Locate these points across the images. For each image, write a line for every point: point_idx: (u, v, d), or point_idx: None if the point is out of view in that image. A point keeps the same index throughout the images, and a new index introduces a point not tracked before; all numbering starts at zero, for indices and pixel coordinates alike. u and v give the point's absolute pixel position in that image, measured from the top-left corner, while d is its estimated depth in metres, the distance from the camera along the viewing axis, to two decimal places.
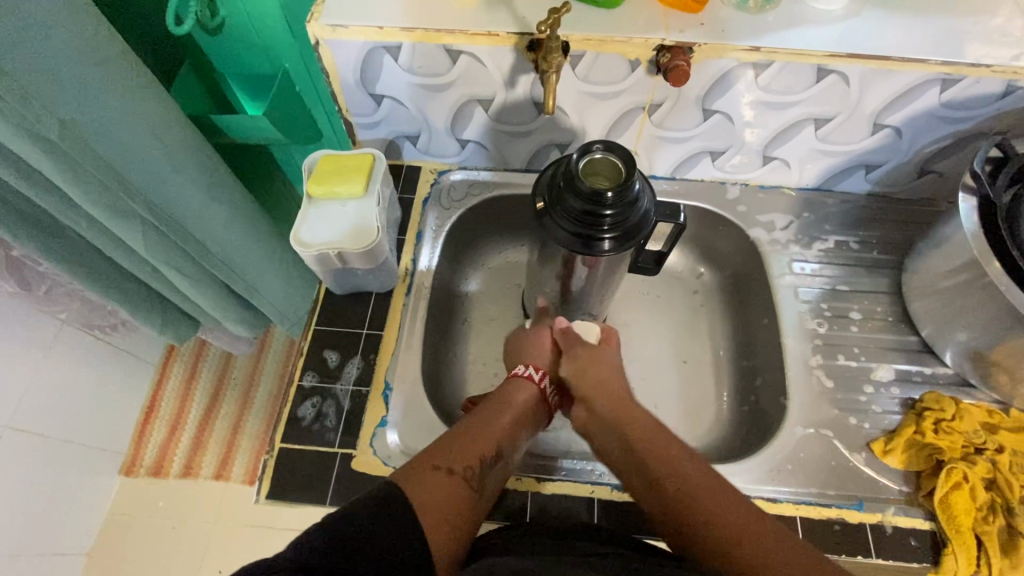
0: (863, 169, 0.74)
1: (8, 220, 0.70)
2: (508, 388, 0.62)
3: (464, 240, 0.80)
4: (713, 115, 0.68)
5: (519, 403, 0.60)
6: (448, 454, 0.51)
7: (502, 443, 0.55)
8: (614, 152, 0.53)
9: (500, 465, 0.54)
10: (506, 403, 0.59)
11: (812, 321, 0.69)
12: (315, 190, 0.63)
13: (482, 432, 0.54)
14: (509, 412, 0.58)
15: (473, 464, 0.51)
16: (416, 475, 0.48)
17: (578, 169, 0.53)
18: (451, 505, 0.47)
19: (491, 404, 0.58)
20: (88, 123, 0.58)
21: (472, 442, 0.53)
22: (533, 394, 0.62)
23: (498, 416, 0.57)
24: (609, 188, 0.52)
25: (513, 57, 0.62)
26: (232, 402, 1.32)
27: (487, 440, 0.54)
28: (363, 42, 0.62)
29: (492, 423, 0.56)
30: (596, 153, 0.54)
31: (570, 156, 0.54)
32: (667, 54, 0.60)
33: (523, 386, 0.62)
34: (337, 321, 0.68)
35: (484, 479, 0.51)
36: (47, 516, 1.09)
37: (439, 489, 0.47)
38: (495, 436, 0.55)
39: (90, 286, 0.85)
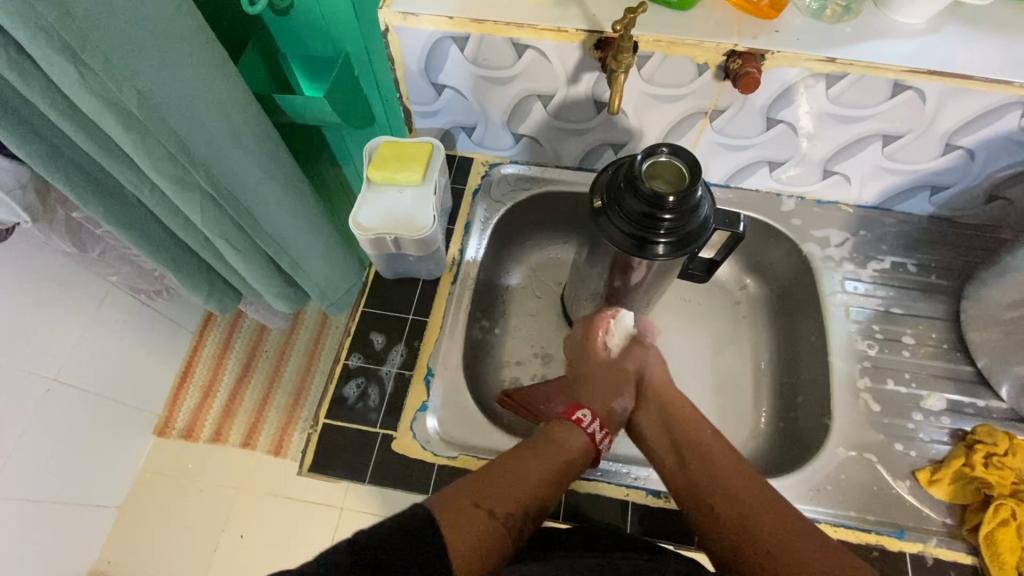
0: (928, 190, 0.72)
1: (79, 182, 0.74)
2: (563, 432, 0.58)
3: (511, 233, 0.80)
4: (776, 125, 0.67)
5: (572, 453, 0.57)
6: (492, 494, 0.50)
7: (546, 497, 0.53)
8: (680, 157, 0.52)
9: (541, 513, 0.53)
10: (558, 447, 0.57)
11: (861, 342, 0.68)
12: (374, 175, 0.64)
13: (527, 480, 0.53)
14: (560, 461, 0.56)
15: (513, 509, 0.50)
16: (457, 511, 0.47)
17: (641, 172, 0.52)
18: (489, 548, 0.47)
19: (539, 450, 0.56)
20: (162, 95, 0.60)
21: (516, 487, 0.52)
22: (588, 444, 0.59)
23: (546, 467, 0.54)
24: (671, 192, 0.51)
25: (578, 55, 0.61)
26: (263, 373, 1.36)
27: (527, 489, 0.52)
28: (431, 31, 0.62)
29: (539, 473, 0.54)
30: (661, 156, 0.53)
31: (635, 159, 0.53)
32: (738, 60, 0.58)
33: (573, 433, 0.59)
34: (383, 304, 0.69)
35: (524, 527, 0.50)
36: (86, 466, 1.15)
37: (478, 533, 0.47)
38: (538, 486, 0.53)
39: (145, 253, 0.89)
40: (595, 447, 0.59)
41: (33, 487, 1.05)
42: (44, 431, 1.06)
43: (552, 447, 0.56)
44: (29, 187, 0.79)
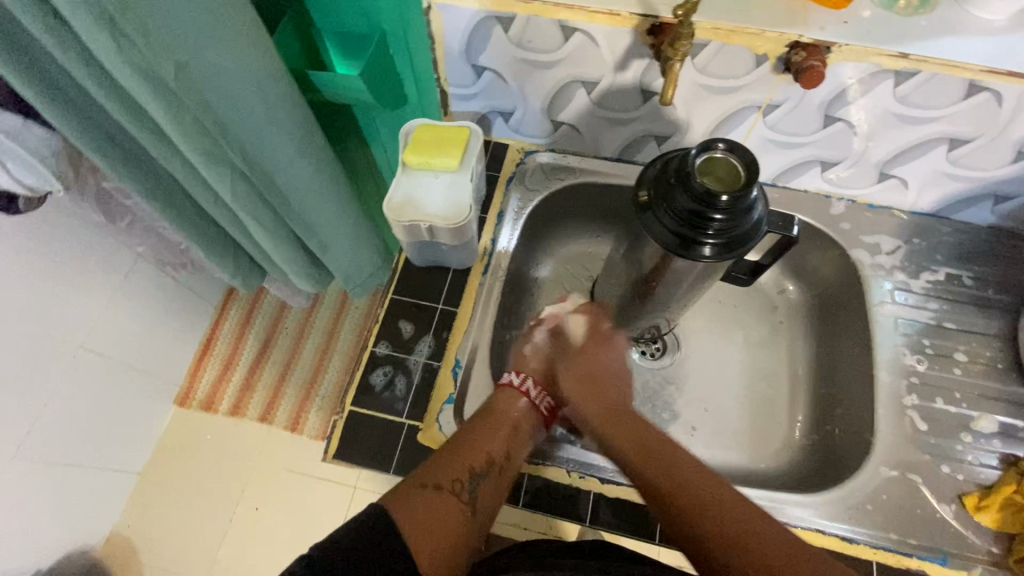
0: (991, 200, 0.67)
1: (112, 154, 0.73)
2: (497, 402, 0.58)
3: (544, 224, 0.78)
4: (835, 123, 0.63)
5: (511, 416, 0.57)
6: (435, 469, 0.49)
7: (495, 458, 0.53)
8: (736, 155, 0.49)
9: (493, 476, 0.52)
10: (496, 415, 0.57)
11: (909, 357, 0.65)
12: (411, 158, 0.62)
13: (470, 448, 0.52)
14: (500, 425, 0.55)
15: (462, 476, 0.50)
16: (407, 492, 0.46)
17: (694, 168, 0.49)
18: (446, 525, 0.45)
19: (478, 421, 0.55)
20: (199, 68, 0.59)
21: (458, 458, 0.51)
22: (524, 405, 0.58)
23: (489, 432, 0.54)
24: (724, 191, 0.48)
25: (630, 40, 0.58)
26: (282, 352, 1.37)
27: (471, 456, 0.52)
28: (475, 10, 0.59)
29: (483, 439, 0.53)
30: (716, 153, 0.50)
31: (688, 153, 0.49)
32: (802, 52, 0.55)
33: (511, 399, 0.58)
34: (413, 292, 0.67)
35: (476, 488, 0.50)
36: (110, 433, 1.18)
37: (428, 507, 0.45)
38: (482, 450, 0.53)
39: (175, 227, 0.88)
40: (536, 408, 0.59)
41: (60, 450, 1.08)
42: (70, 397, 1.08)
43: (493, 417, 0.56)
44: (62, 156, 0.78)
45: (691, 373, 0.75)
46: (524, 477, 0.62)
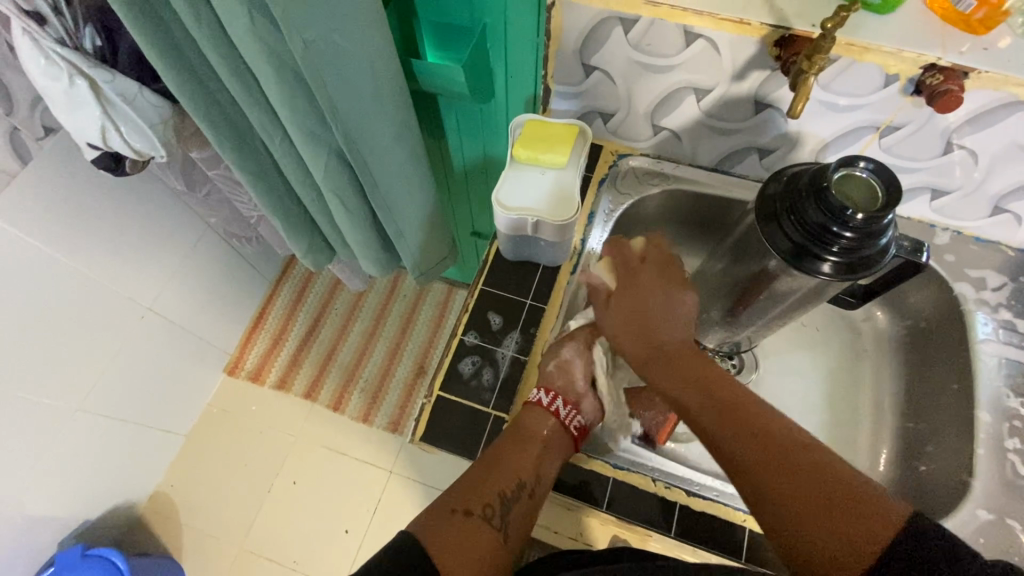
0: None
1: (221, 126, 0.77)
2: (523, 420, 0.56)
3: (630, 229, 0.77)
4: (955, 150, 0.61)
5: (534, 437, 0.55)
6: (466, 491, 0.51)
7: (526, 480, 0.52)
8: (878, 178, 0.48)
9: (523, 497, 0.51)
10: (519, 435, 0.55)
11: (1013, 400, 0.62)
12: (520, 152, 0.62)
13: (495, 468, 0.52)
14: (529, 442, 0.54)
15: (492, 500, 0.50)
16: (437, 518, 0.48)
17: (833, 182, 0.48)
18: (477, 553, 0.47)
19: (509, 439, 0.55)
20: (324, 51, 0.61)
21: (487, 476, 0.52)
22: (548, 425, 0.55)
23: (520, 451, 0.53)
24: (858, 210, 0.47)
25: (755, 50, 0.57)
26: (332, 330, 1.53)
27: (497, 476, 0.52)
28: (599, 10, 0.59)
29: (510, 459, 0.53)
30: (858, 172, 0.49)
31: (828, 167, 0.49)
32: (939, 75, 0.53)
33: (538, 420, 0.56)
34: (502, 284, 0.68)
35: (507, 512, 0.50)
36: (151, 387, 1.29)
37: (456, 534, 0.47)
38: (511, 468, 0.52)
39: (262, 200, 0.91)
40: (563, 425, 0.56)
41: (110, 397, 1.19)
42: (124, 350, 1.18)
43: (515, 435, 0.55)
44: (168, 124, 0.81)
45: (768, 394, 0.74)
46: (603, 479, 0.59)
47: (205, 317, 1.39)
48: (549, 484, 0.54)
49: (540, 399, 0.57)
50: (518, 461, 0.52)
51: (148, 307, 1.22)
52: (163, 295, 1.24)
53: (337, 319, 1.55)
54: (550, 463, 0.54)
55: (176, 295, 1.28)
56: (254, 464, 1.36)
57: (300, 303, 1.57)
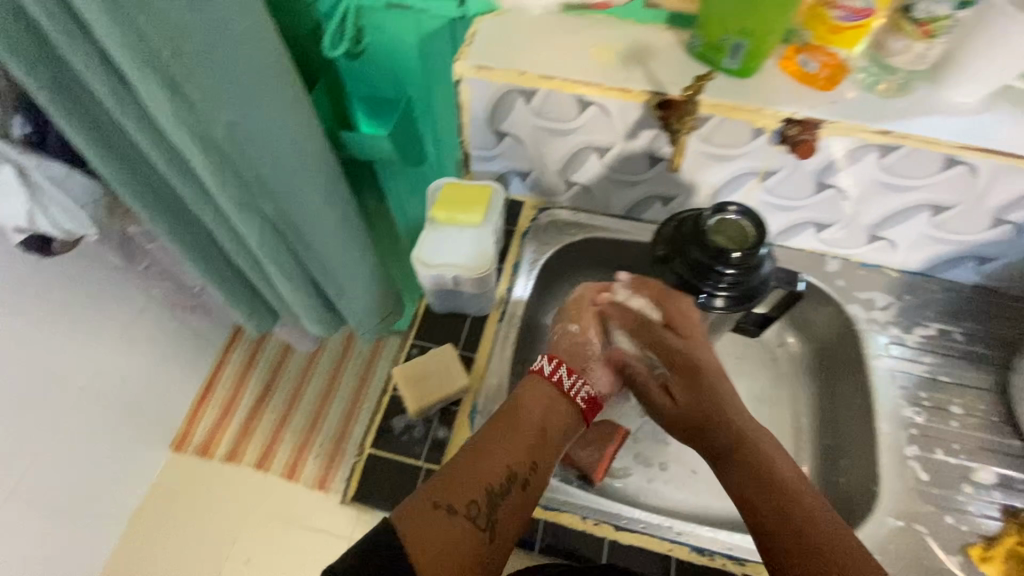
0: (974, 261, 0.73)
1: (153, 203, 0.79)
2: (524, 405, 0.56)
3: (556, 276, 0.81)
4: (826, 189, 0.68)
5: (529, 412, 0.56)
6: (451, 487, 0.49)
7: (517, 468, 0.52)
8: (747, 218, 0.56)
9: (512, 489, 0.51)
10: (516, 413, 0.55)
11: (908, 409, 0.68)
12: (438, 214, 0.67)
13: (487, 454, 0.52)
14: (524, 435, 0.54)
15: (477, 498, 0.49)
16: (416, 516, 0.47)
17: (708, 229, 0.55)
18: (456, 553, 0.46)
19: (502, 417, 0.55)
20: (247, 130, 0.66)
21: (473, 473, 0.51)
22: (550, 399, 0.57)
23: (513, 434, 0.54)
24: (734, 248, 0.54)
25: (640, 113, 0.65)
26: (285, 394, 1.50)
27: (486, 471, 0.51)
28: (501, 85, 0.66)
29: (501, 444, 0.53)
30: (729, 214, 0.57)
31: (703, 213, 0.56)
32: (797, 127, 0.61)
33: (537, 393, 0.57)
34: (432, 337, 0.70)
35: (493, 513, 0.49)
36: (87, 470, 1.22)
37: (437, 534, 0.46)
38: (499, 463, 0.52)
39: (201, 273, 0.93)
40: (572, 401, 0.58)
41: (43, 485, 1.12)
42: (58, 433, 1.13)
43: (509, 416, 0.55)
44: (99, 202, 0.82)
45: None
46: (534, 522, 0.61)
47: (148, 391, 1.35)
48: (545, 472, 0.54)
49: (542, 369, 0.59)
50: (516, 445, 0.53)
51: (86, 386, 1.18)
52: None
53: (289, 383, 1.51)
54: (546, 441, 0.55)
55: None
56: (201, 549, 1.26)
57: (251, 369, 1.53)
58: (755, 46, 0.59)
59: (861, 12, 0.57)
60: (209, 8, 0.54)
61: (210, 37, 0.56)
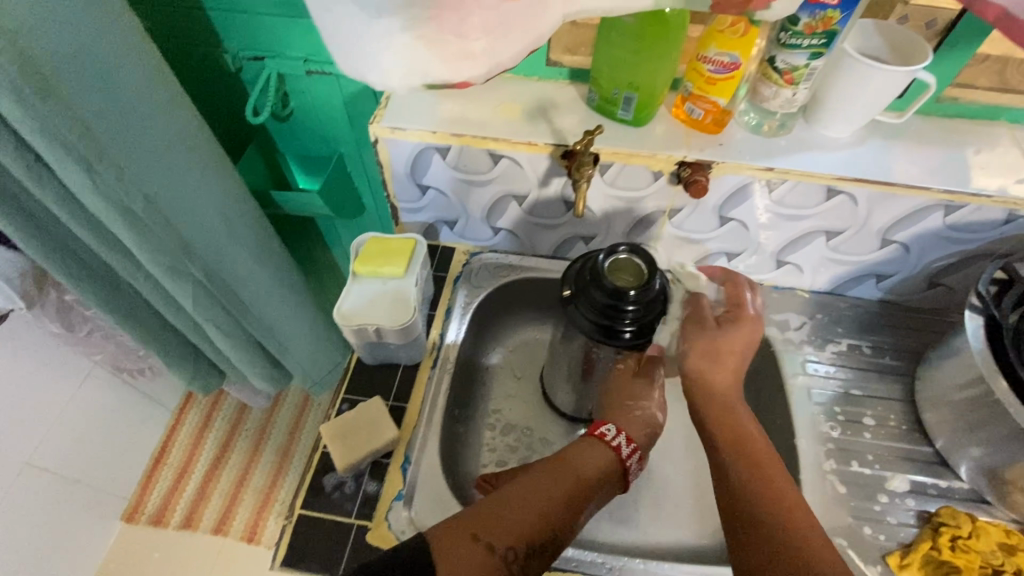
0: (874, 278, 0.78)
1: (83, 277, 0.78)
2: (581, 452, 0.58)
3: (491, 318, 0.84)
4: (729, 222, 0.73)
5: (586, 472, 0.57)
6: (496, 525, 0.49)
7: (558, 522, 0.51)
8: (638, 255, 0.59)
9: (551, 546, 0.51)
10: (574, 467, 0.56)
11: (825, 424, 0.71)
12: (360, 268, 0.70)
13: (535, 500, 0.52)
14: (574, 478, 0.55)
15: (518, 544, 0.48)
16: (456, 541, 0.47)
17: (605, 270, 0.57)
18: None
19: (554, 465, 0.56)
20: (167, 198, 0.69)
21: (524, 510, 0.51)
22: (607, 464, 0.58)
23: (559, 486, 0.54)
24: (630, 286, 0.56)
25: (548, 163, 0.69)
26: (242, 453, 1.45)
27: (535, 509, 0.51)
28: (416, 143, 0.69)
29: (548, 493, 0.53)
30: (621, 254, 0.59)
31: (598, 257, 0.59)
32: (688, 169, 0.66)
33: (596, 453, 0.59)
34: (364, 390, 0.71)
35: (527, 563, 0.49)
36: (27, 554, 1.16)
37: (472, 567, 0.46)
38: (548, 503, 0.52)
39: (139, 342, 0.92)
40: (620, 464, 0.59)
41: None
42: None
43: (563, 467, 0.56)
44: None
45: None
46: None
47: (95, 461, 1.30)
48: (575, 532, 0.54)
49: (604, 434, 0.61)
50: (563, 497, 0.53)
51: (27, 461, 1.14)
52: (45, 444, 1.17)
53: (246, 441, 1.47)
54: (588, 502, 0.55)
55: (59, 443, 1.20)
56: None
57: (206, 430, 1.49)
58: (644, 99, 0.64)
59: (729, 65, 0.60)
60: (114, 89, 0.59)
61: (118, 113, 0.60)
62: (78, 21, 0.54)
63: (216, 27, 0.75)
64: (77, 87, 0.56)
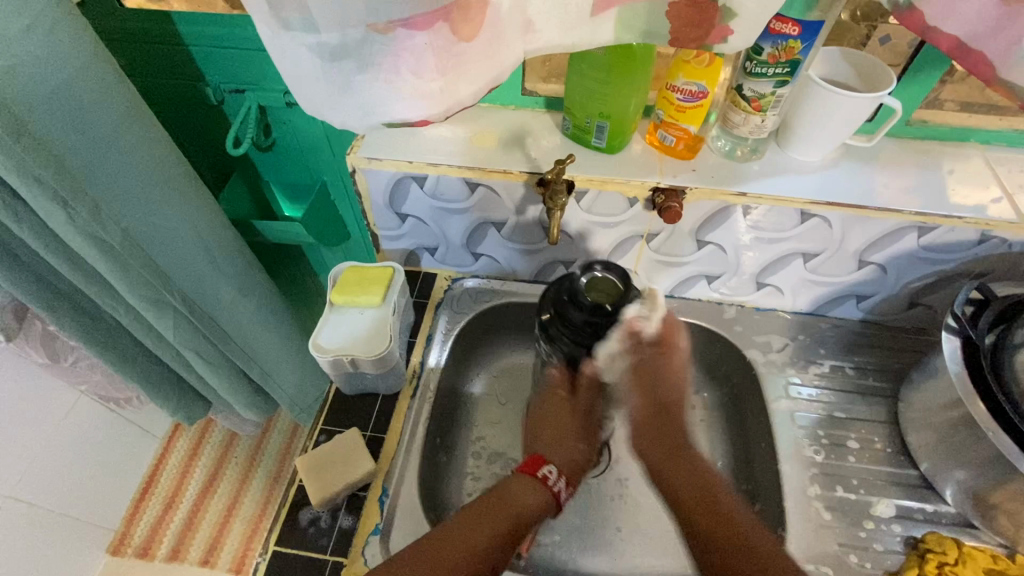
0: (854, 299, 0.78)
1: (64, 311, 0.78)
2: (518, 485, 0.59)
3: (473, 344, 0.83)
4: (707, 245, 0.74)
5: (522, 509, 0.58)
6: (421, 563, 0.52)
7: (484, 559, 0.53)
8: (613, 272, 0.57)
9: None
10: (506, 504, 0.57)
11: (809, 448, 0.70)
12: (337, 298, 0.71)
13: (462, 537, 0.54)
14: (506, 515, 0.57)
15: None
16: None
17: (581, 288, 0.56)
18: None
19: (490, 500, 0.57)
20: (144, 231, 0.69)
21: (444, 551, 0.53)
22: (544, 500, 0.59)
23: (490, 523, 0.55)
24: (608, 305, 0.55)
25: (524, 191, 0.69)
26: (230, 482, 1.42)
27: (466, 546, 0.53)
28: (393, 172, 0.70)
29: (477, 531, 0.55)
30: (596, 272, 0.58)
31: (575, 273, 0.57)
32: (662, 195, 0.66)
33: (533, 491, 0.59)
34: (343, 421, 0.70)
35: None
36: None
37: None
38: (473, 543, 0.54)
39: (122, 373, 0.91)
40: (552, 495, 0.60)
41: None
42: None
43: (500, 502, 0.57)
44: None
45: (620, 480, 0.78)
46: None
47: (78, 493, 1.27)
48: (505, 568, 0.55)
49: (547, 476, 0.61)
50: (490, 534, 0.55)
51: (8, 495, 1.11)
52: (30, 477, 1.15)
53: (236, 469, 1.44)
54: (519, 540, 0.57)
55: (43, 476, 1.18)
56: None
57: (195, 459, 1.47)
58: (615, 127, 0.65)
59: (697, 93, 0.61)
60: (90, 126, 0.60)
61: (91, 148, 0.61)
62: (52, 60, 0.55)
63: (197, 62, 0.76)
64: (50, 123, 0.57)
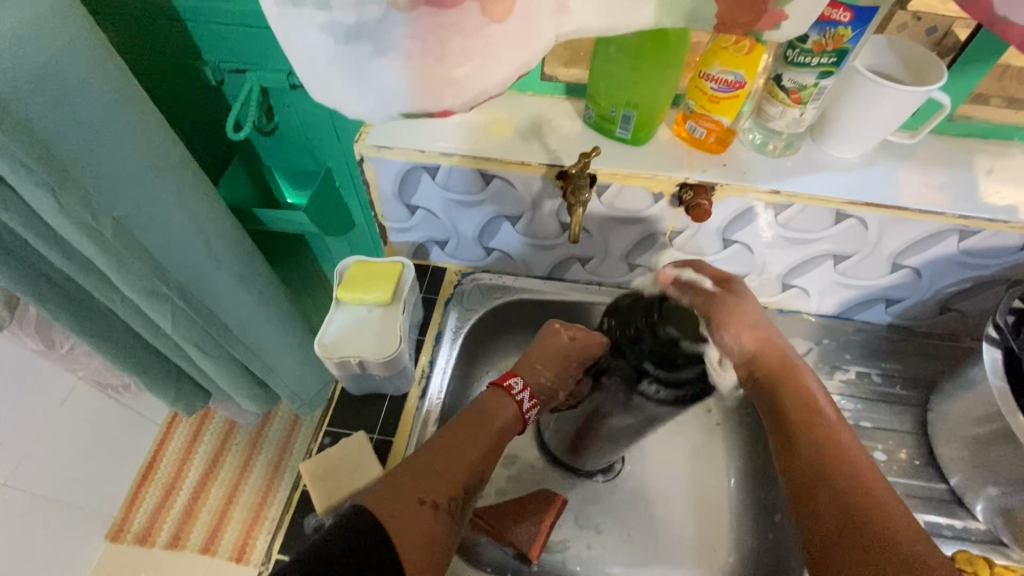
0: (884, 302, 0.74)
1: (56, 301, 0.74)
2: (489, 401, 0.57)
3: (483, 342, 0.79)
4: (733, 245, 0.70)
5: (499, 418, 0.56)
6: (428, 479, 0.49)
7: (483, 463, 0.53)
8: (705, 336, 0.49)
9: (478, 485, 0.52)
10: (488, 413, 0.56)
11: None
12: (345, 296, 0.67)
13: (456, 449, 0.52)
14: (490, 426, 0.55)
15: (454, 492, 0.49)
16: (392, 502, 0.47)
17: (667, 337, 0.48)
18: (432, 543, 0.46)
19: (468, 416, 0.55)
20: (138, 220, 0.65)
21: (447, 462, 0.51)
22: (518, 413, 0.57)
23: (478, 434, 0.54)
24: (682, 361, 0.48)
25: (542, 184, 0.65)
26: (230, 471, 1.40)
27: (465, 458, 0.52)
28: (404, 162, 0.66)
29: (469, 442, 0.53)
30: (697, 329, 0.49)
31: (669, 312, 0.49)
32: (690, 192, 0.62)
33: (506, 402, 0.57)
34: (349, 422, 0.67)
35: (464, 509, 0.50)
36: None
37: (420, 525, 0.46)
38: (470, 453, 0.52)
39: (119, 364, 0.88)
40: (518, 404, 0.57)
41: None
42: None
43: (483, 419, 0.55)
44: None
45: (635, 486, 0.75)
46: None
47: (76, 480, 1.26)
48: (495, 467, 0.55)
49: (512, 387, 0.58)
50: (481, 445, 0.53)
51: (2, 481, 1.10)
52: (24, 464, 1.13)
53: (236, 457, 1.42)
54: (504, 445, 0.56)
55: (38, 463, 1.16)
56: None
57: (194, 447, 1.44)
58: (642, 117, 0.61)
59: (733, 83, 0.57)
60: (79, 109, 0.56)
61: (80, 133, 0.57)
62: (33, 37, 0.51)
63: (195, 39, 0.71)
64: (33, 103, 0.53)
